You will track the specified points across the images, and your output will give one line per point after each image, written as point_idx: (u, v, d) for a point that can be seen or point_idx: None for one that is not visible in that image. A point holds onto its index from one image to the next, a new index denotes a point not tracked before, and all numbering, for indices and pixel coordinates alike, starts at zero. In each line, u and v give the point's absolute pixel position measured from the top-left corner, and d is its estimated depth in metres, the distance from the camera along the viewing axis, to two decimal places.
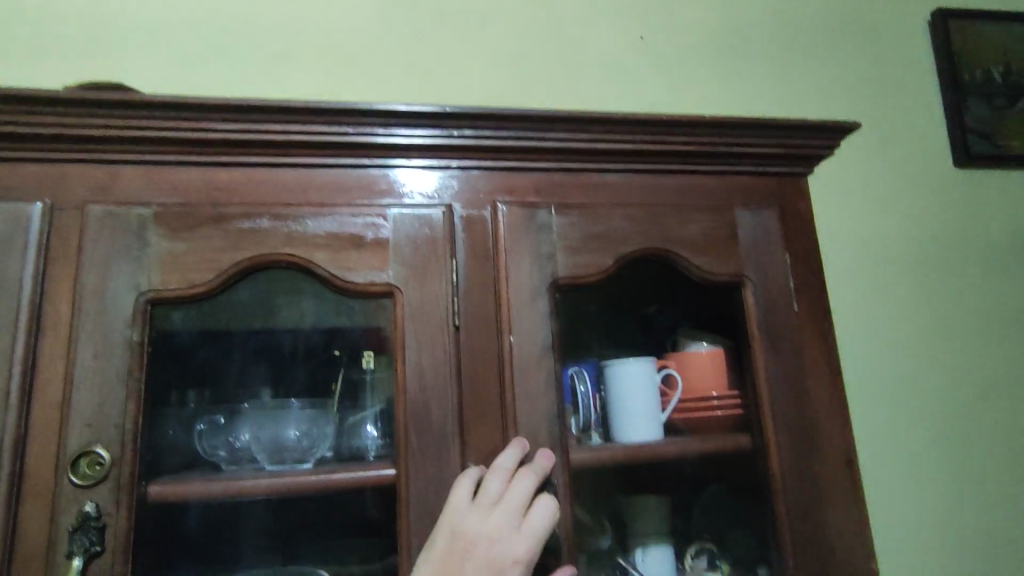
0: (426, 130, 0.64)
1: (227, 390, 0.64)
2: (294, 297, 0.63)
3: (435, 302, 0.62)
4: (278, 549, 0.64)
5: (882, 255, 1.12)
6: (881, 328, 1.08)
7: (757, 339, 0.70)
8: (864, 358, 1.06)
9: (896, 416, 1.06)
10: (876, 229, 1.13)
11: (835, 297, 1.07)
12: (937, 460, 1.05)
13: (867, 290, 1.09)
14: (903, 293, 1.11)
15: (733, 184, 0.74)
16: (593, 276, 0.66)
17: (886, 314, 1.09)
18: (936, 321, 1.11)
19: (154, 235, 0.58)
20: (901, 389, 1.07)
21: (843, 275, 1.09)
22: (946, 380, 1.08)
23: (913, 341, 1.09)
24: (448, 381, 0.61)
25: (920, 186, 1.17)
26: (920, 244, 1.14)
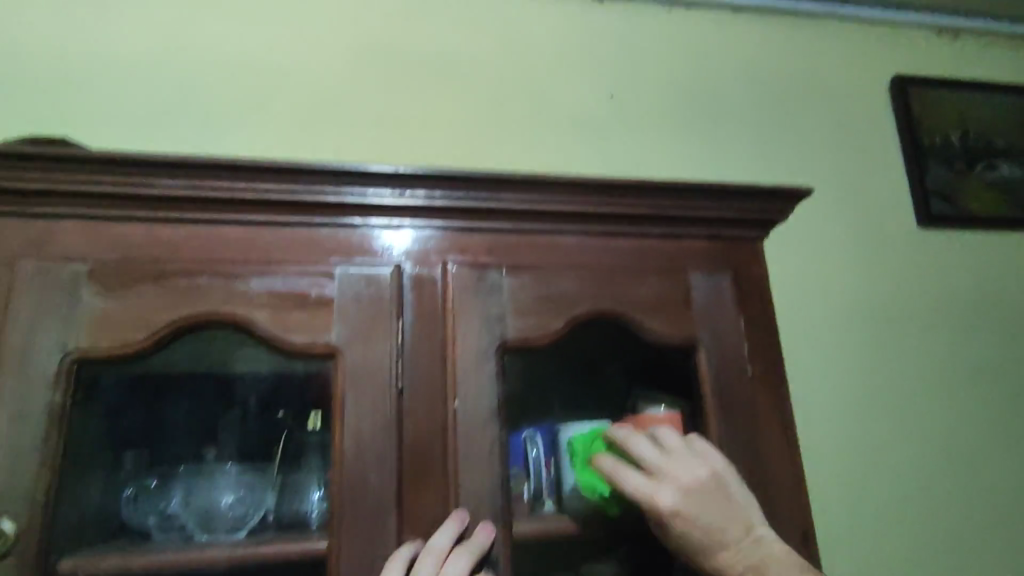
0: (377, 189, 0.64)
1: (162, 451, 0.64)
2: (237, 358, 0.63)
3: (378, 364, 0.61)
4: None
5: (846, 314, 1.13)
6: (846, 388, 1.08)
7: (710, 405, 0.69)
8: (829, 419, 1.06)
9: (861, 478, 1.04)
10: (840, 288, 1.14)
11: (797, 357, 1.07)
12: (902, 524, 1.03)
13: (831, 350, 1.10)
14: (867, 352, 1.11)
15: (687, 247, 0.74)
16: (544, 339, 0.65)
17: (851, 373, 1.09)
18: (900, 380, 1.11)
19: (87, 293, 0.57)
20: (865, 450, 1.06)
21: (807, 334, 1.09)
22: (911, 442, 1.08)
23: (878, 402, 1.09)
24: (388, 448, 0.59)
25: (883, 246, 1.19)
26: (883, 304, 1.15)
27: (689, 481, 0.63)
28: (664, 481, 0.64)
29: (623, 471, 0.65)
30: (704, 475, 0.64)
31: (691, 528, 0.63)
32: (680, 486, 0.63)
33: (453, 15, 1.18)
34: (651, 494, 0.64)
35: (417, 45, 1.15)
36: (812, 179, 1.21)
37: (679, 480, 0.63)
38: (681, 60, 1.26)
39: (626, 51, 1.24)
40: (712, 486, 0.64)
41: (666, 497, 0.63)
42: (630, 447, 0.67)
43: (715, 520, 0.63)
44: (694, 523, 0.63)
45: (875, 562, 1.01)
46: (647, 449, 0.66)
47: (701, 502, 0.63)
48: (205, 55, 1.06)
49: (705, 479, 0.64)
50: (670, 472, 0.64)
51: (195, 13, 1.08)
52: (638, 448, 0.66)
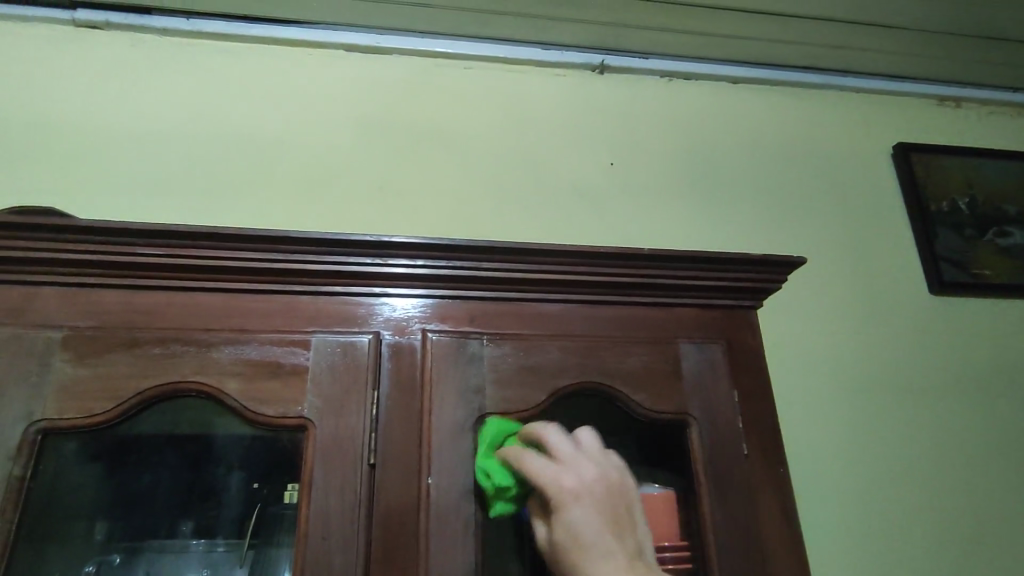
0: (358, 258, 0.64)
1: (127, 525, 0.60)
2: (207, 428, 0.60)
3: (350, 437, 0.59)
4: None
5: (857, 385, 1.08)
6: (859, 462, 1.03)
7: (702, 484, 0.65)
8: (841, 495, 1.00)
9: (882, 562, 0.97)
10: (848, 356, 1.10)
11: (804, 428, 1.03)
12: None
13: (841, 422, 1.05)
14: (880, 425, 1.06)
15: (678, 316, 0.72)
16: (523, 412, 0.63)
17: (863, 448, 1.04)
18: (917, 457, 1.05)
19: (59, 360, 0.57)
20: (881, 533, 0.99)
21: (814, 404, 1.05)
22: (934, 523, 1.01)
23: (896, 478, 1.03)
24: (356, 528, 0.56)
25: (892, 313, 1.16)
26: (898, 373, 1.10)
27: (594, 476, 0.58)
28: (571, 470, 0.58)
29: (532, 455, 0.59)
30: (612, 476, 0.59)
31: (585, 525, 0.55)
32: (588, 477, 0.58)
33: (454, 88, 1.22)
34: (557, 478, 0.57)
35: (419, 116, 1.19)
36: (814, 245, 1.20)
37: (587, 469, 0.58)
38: (681, 129, 1.28)
39: (623, 121, 1.26)
40: (616, 490, 0.58)
41: (571, 481, 0.57)
42: (540, 435, 0.61)
43: (606, 525, 0.56)
44: (586, 522, 0.56)
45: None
46: (562, 440, 0.60)
47: (603, 499, 0.57)
48: (216, 127, 1.10)
49: (611, 477, 0.59)
50: (580, 463, 0.59)
51: (210, 87, 1.13)
52: (550, 437, 0.61)
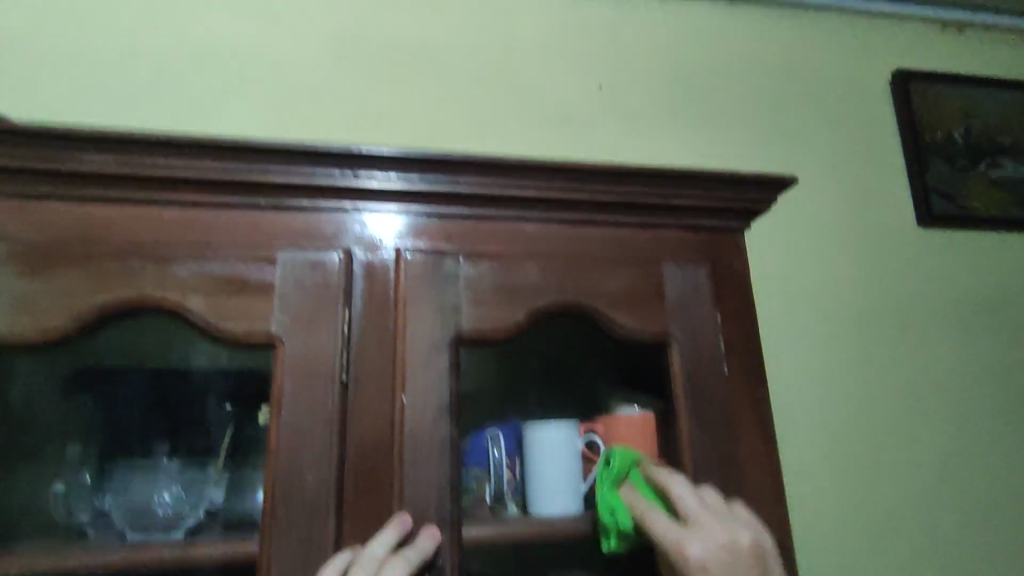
0: (326, 169, 0.60)
1: (100, 442, 0.60)
2: (176, 350, 0.59)
3: (321, 355, 0.57)
4: None
5: (840, 316, 1.08)
6: (837, 389, 1.04)
7: (680, 403, 0.65)
8: (817, 420, 1.01)
9: (851, 484, 1.00)
10: (834, 285, 1.09)
11: (785, 356, 1.03)
12: (888, 540, 0.99)
13: (821, 350, 1.05)
14: (861, 356, 1.06)
15: (662, 237, 0.70)
16: (501, 332, 0.61)
17: (842, 378, 1.04)
18: (894, 388, 1.06)
19: (8, 273, 0.54)
20: (854, 460, 1.01)
21: (796, 333, 1.05)
22: (905, 447, 1.03)
23: (872, 405, 1.04)
24: (328, 443, 0.55)
25: (880, 244, 1.14)
26: (881, 303, 1.10)
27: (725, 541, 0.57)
28: (699, 534, 0.58)
29: (654, 513, 0.60)
30: (740, 541, 0.58)
31: None
32: (715, 543, 0.57)
33: (435, 2, 1.14)
34: (682, 545, 0.58)
35: (398, 32, 1.11)
36: (806, 174, 1.17)
37: (716, 536, 0.57)
38: (675, 51, 1.22)
39: (614, 41, 1.20)
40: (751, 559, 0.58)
41: (697, 551, 0.57)
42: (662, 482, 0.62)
43: None
44: None
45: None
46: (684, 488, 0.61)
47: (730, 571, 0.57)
48: (178, 40, 1.03)
49: (742, 543, 0.58)
50: (707, 524, 0.58)
51: None
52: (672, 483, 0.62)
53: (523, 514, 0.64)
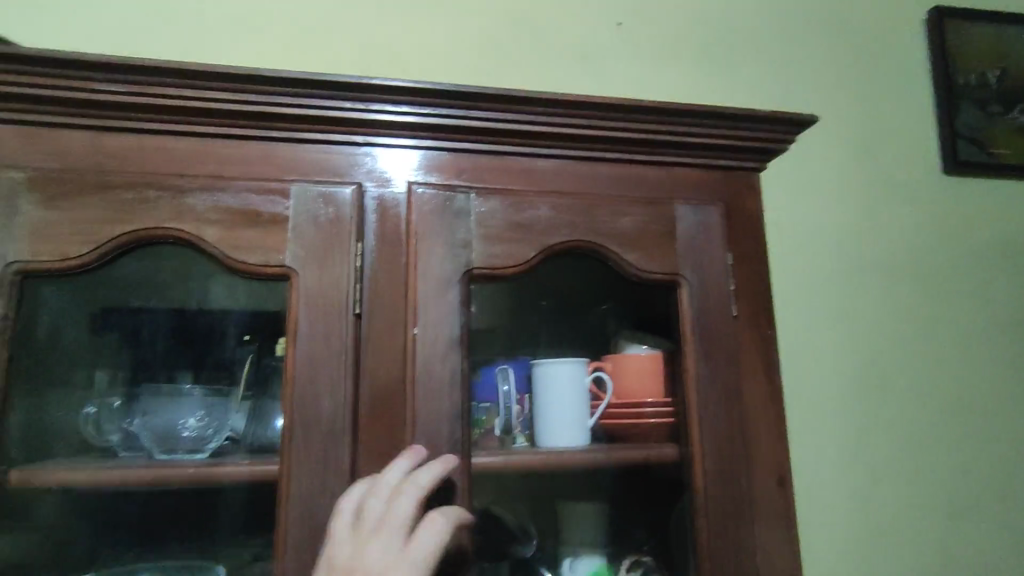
0: (337, 101, 0.60)
1: (126, 367, 0.61)
2: (195, 280, 0.60)
3: (334, 287, 0.58)
4: (148, 537, 0.59)
5: (860, 261, 1.05)
6: (856, 335, 1.02)
7: (688, 342, 0.66)
8: (835, 365, 0.99)
9: (866, 429, 0.98)
10: (855, 230, 1.06)
11: (803, 300, 1.01)
12: (898, 485, 0.98)
13: (841, 295, 1.02)
14: (879, 303, 1.04)
15: (676, 177, 0.69)
16: (511, 269, 0.62)
17: (857, 323, 1.02)
18: (912, 336, 1.04)
19: (27, 201, 0.55)
20: (868, 406, 1.00)
21: (813, 277, 1.02)
22: (921, 394, 1.02)
23: (891, 351, 1.02)
24: (343, 370, 0.57)
25: (904, 189, 1.11)
26: (903, 249, 1.07)
27: None
28: None
29: None
30: None
31: None
32: None
33: None
34: None
35: None
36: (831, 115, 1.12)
37: None
38: None
39: None
40: None
41: None
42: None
43: None
44: None
45: (867, 524, 0.96)
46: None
47: None
48: None
49: None
50: None
51: None
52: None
53: (531, 446, 0.65)
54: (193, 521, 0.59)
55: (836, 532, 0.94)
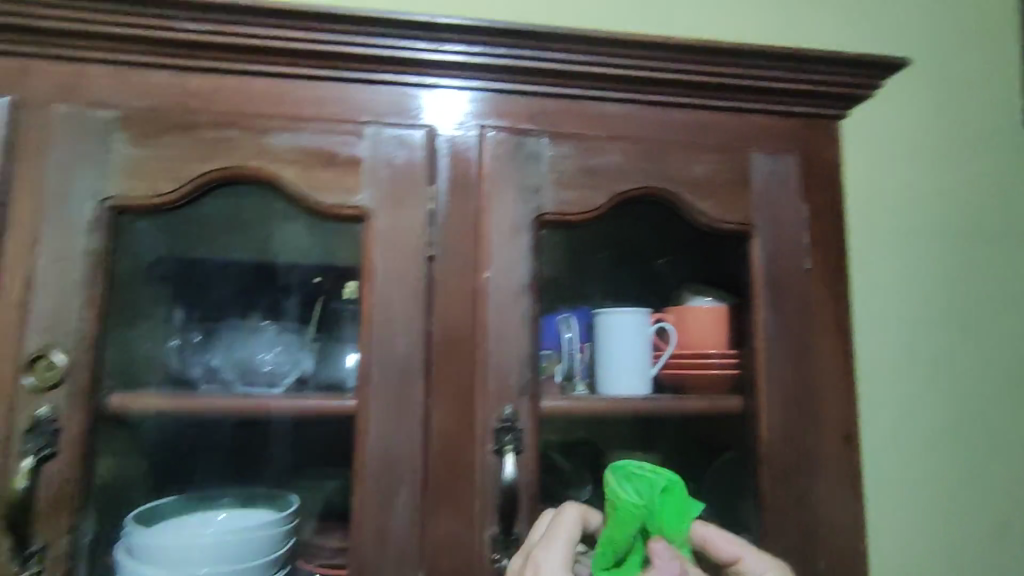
0: (411, 41, 0.59)
1: (210, 304, 0.63)
2: (272, 220, 0.61)
3: (408, 228, 0.59)
4: (231, 468, 0.61)
5: (943, 217, 0.99)
6: (931, 293, 0.96)
7: (757, 293, 0.65)
8: (905, 325, 0.95)
9: (938, 391, 0.94)
10: (937, 183, 0.99)
11: (874, 257, 0.96)
12: (970, 452, 0.94)
13: (915, 252, 0.97)
14: (961, 262, 0.98)
15: (751, 123, 0.67)
16: (582, 216, 0.62)
17: (939, 283, 0.96)
18: (997, 299, 0.97)
19: (119, 140, 0.57)
20: (943, 369, 0.95)
21: (886, 233, 0.97)
22: (1001, 355, 0.96)
23: (969, 310, 0.97)
24: (417, 310, 0.58)
25: (995, 137, 1.02)
26: (989, 204, 1.00)
27: None
28: None
29: None
30: None
31: None
32: None
33: None
34: None
35: None
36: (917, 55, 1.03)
37: None
38: None
39: None
40: None
41: None
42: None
43: None
44: None
45: (931, 490, 0.92)
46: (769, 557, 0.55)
47: None
48: None
49: None
50: None
51: None
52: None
53: (593, 393, 0.65)
54: (263, 449, 0.61)
55: (901, 496, 0.92)
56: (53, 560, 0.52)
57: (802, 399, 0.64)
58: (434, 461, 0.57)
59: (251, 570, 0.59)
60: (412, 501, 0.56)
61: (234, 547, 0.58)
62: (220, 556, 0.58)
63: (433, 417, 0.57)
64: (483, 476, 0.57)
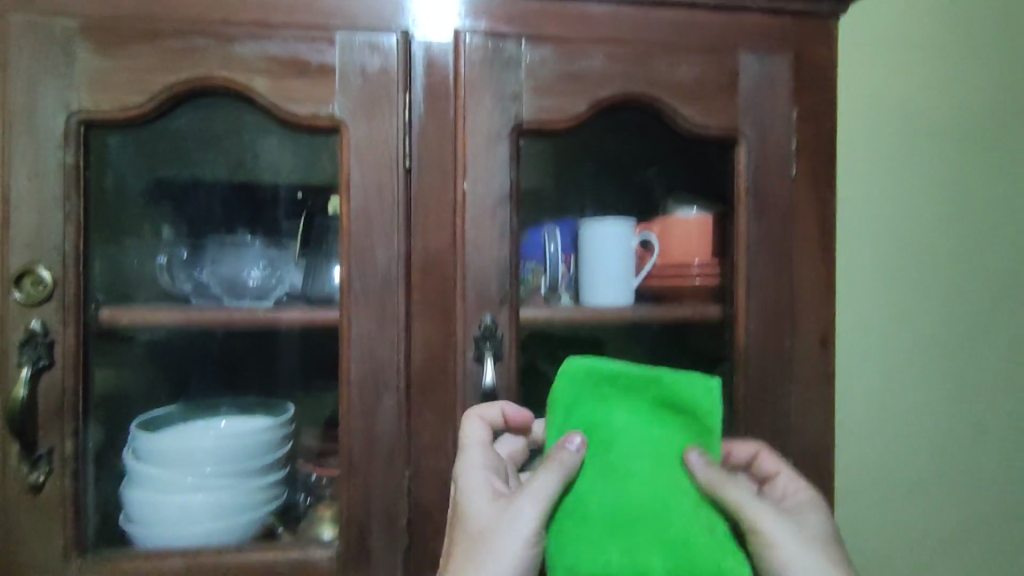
0: None
1: (196, 222, 0.64)
2: (248, 132, 0.61)
3: (385, 139, 0.58)
4: (222, 376, 0.64)
5: (950, 137, 0.95)
6: (919, 204, 0.94)
7: (741, 202, 0.64)
8: (891, 235, 0.94)
9: (919, 303, 0.94)
10: (937, 87, 0.95)
11: (864, 166, 0.94)
12: (960, 375, 0.94)
13: (907, 160, 0.94)
14: (965, 184, 0.95)
15: (741, 23, 0.64)
16: (563, 123, 0.61)
17: (937, 207, 0.94)
18: (992, 212, 0.95)
19: (82, 51, 0.55)
20: (936, 295, 0.94)
21: (878, 140, 0.94)
22: (989, 269, 0.95)
23: (958, 222, 0.95)
24: (396, 223, 0.58)
25: (1008, 37, 0.96)
26: (992, 110, 0.96)
27: None
28: None
29: None
30: None
31: None
32: None
33: None
34: None
35: None
36: None
37: None
38: None
39: None
40: None
41: None
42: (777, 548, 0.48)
43: None
44: None
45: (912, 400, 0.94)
46: (733, 489, 0.49)
47: None
48: None
49: None
50: None
51: None
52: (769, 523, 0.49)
53: (578, 303, 0.66)
54: (262, 356, 0.64)
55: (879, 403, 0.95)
56: (61, 461, 0.55)
57: (780, 307, 0.64)
58: (418, 367, 0.59)
59: (250, 471, 0.62)
60: (397, 405, 0.58)
61: (232, 450, 0.61)
62: (221, 458, 0.61)
63: (415, 325, 0.59)
64: (466, 380, 0.59)
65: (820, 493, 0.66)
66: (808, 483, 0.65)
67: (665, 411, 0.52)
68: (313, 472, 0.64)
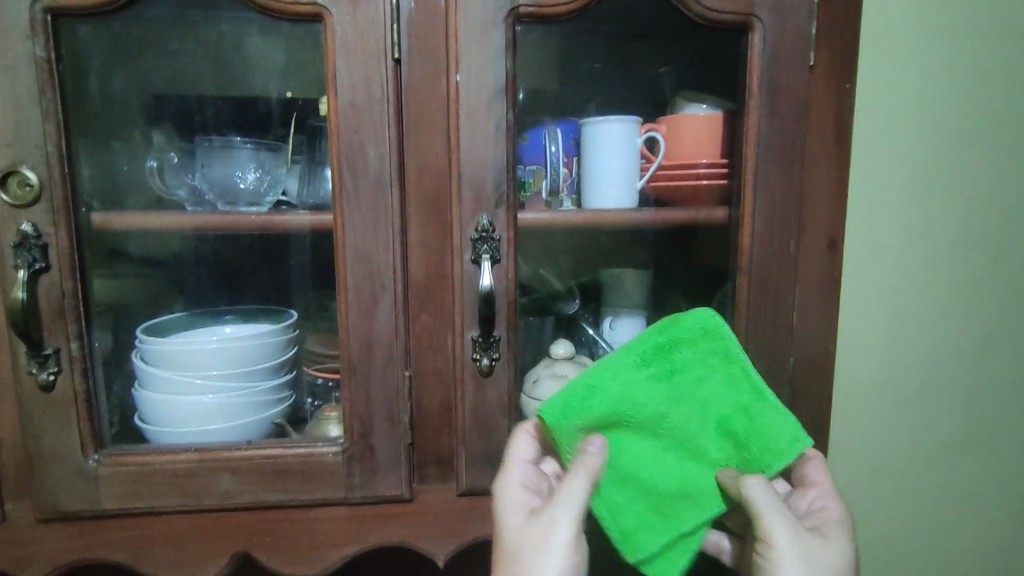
0: None
1: (190, 121, 0.65)
2: (225, 23, 0.60)
3: (372, 26, 0.54)
4: (221, 281, 0.65)
5: (993, 16, 0.77)
6: (994, 105, 0.78)
7: (753, 95, 0.60)
8: (955, 145, 0.79)
9: (981, 225, 0.80)
10: None
11: (933, 60, 0.77)
12: (970, 318, 0.82)
13: (985, 51, 0.77)
14: (1002, 76, 0.78)
15: None
16: (564, 8, 0.56)
17: (979, 101, 0.78)
18: None
19: None
20: (951, 222, 0.80)
21: (952, 27, 0.77)
22: None
23: None
24: (386, 119, 0.56)
25: None
26: None
27: None
28: None
29: None
30: None
31: None
32: None
33: None
34: None
35: None
36: None
37: None
38: None
39: None
40: None
41: None
42: (776, 558, 0.47)
43: None
44: None
45: None
46: (762, 492, 0.48)
47: None
48: None
49: None
50: None
51: None
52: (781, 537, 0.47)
53: (579, 207, 0.64)
54: (260, 260, 0.64)
55: None
56: (69, 361, 0.56)
57: (789, 209, 0.62)
58: (414, 269, 0.59)
59: (255, 373, 0.64)
60: (395, 308, 0.58)
61: (236, 353, 0.62)
62: (226, 362, 0.62)
63: (410, 229, 0.58)
64: (463, 282, 0.59)
65: (814, 395, 0.66)
66: (806, 383, 0.65)
67: (733, 420, 0.51)
68: (316, 376, 0.65)
